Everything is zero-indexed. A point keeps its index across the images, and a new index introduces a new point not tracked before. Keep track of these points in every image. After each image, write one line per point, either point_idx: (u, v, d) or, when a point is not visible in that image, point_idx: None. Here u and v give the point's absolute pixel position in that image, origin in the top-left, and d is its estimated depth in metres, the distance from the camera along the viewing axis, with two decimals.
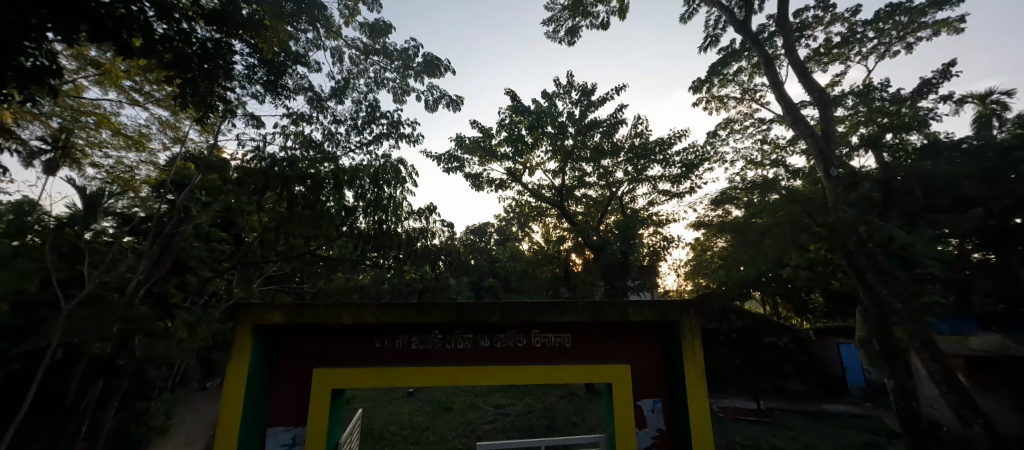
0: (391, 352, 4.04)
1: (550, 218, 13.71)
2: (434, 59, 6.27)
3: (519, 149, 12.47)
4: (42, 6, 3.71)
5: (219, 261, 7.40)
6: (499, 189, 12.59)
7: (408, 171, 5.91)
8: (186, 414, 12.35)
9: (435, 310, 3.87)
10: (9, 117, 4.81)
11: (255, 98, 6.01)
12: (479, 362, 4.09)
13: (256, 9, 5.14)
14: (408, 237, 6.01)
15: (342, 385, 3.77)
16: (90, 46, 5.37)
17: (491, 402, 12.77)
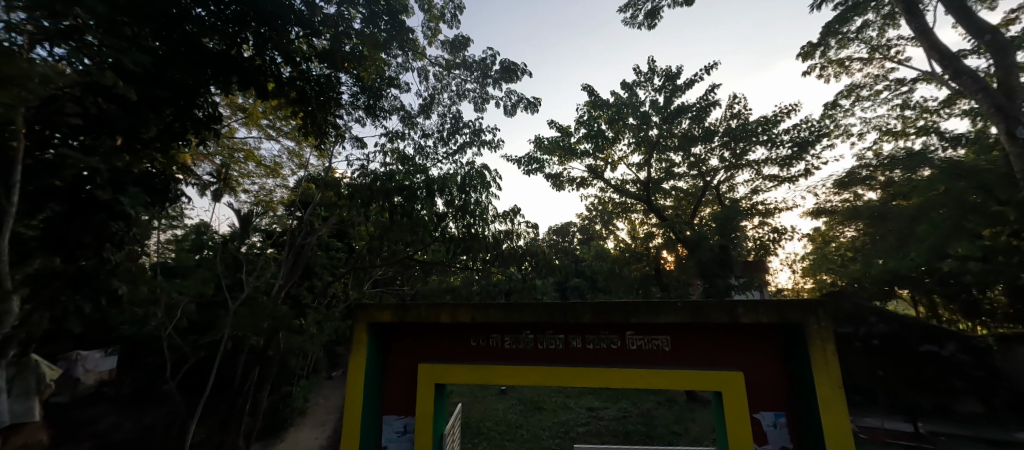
0: (487, 351, 4.25)
1: (636, 214, 13.32)
2: (511, 64, 6.46)
3: (599, 144, 12.24)
4: (208, 68, 4.98)
5: (336, 267, 8.35)
6: (582, 187, 12.50)
7: (491, 176, 6.13)
8: (315, 399, 14.10)
9: (525, 310, 4.02)
10: (190, 159, 6.10)
11: (359, 122, 6.73)
12: (574, 363, 4.13)
13: (356, 43, 5.86)
14: (495, 240, 6.21)
15: (444, 381, 4.06)
16: (238, 94, 6.46)
17: (582, 404, 12.75)
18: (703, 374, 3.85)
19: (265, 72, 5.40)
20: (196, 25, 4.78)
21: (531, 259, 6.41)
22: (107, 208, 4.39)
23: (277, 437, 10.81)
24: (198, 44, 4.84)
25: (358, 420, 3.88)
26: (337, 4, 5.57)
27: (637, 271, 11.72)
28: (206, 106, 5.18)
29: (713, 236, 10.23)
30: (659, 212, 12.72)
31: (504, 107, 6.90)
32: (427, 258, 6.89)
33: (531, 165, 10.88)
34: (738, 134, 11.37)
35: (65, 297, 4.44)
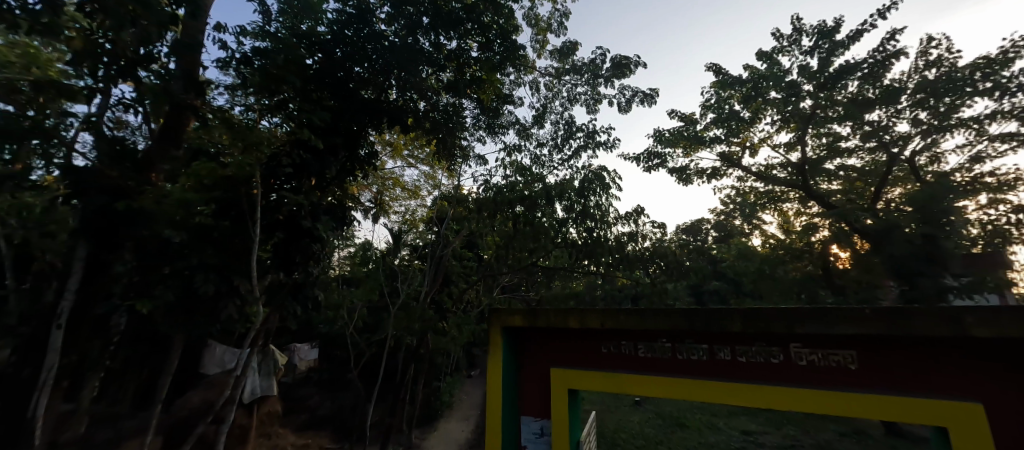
0: (620, 359, 3.57)
1: (790, 204, 11.80)
2: (621, 59, 6.36)
3: (736, 128, 11.20)
4: (363, 114, 5.93)
5: (470, 275, 9.08)
6: (713, 178, 11.51)
7: (610, 177, 6.11)
8: (460, 394, 15.44)
9: (664, 316, 3.26)
10: (355, 189, 7.27)
11: (480, 140, 7.25)
12: (725, 378, 3.10)
13: (475, 69, 6.43)
14: (619, 243, 6.10)
15: (577, 387, 3.59)
16: (385, 132, 7.57)
17: (735, 426, 11.64)
18: (919, 410, 2.47)
19: (405, 110, 6.35)
20: (357, 80, 5.94)
21: (657, 262, 6.16)
22: (308, 233, 5.60)
23: (431, 428, 12.12)
24: (355, 96, 5.90)
25: (499, 414, 3.81)
26: (456, 39, 6.16)
27: (797, 273, 9.96)
28: (367, 146, 6.37)
29: (909, 224, 8.06)
30: (821, 199, 10.80)
31: (617, 106, 6.81)
32: (550, 265, 7.00)
33: (652, 161, 10.32)
34: (934, 90, 8.98)
35: (288, 304, 5.75)
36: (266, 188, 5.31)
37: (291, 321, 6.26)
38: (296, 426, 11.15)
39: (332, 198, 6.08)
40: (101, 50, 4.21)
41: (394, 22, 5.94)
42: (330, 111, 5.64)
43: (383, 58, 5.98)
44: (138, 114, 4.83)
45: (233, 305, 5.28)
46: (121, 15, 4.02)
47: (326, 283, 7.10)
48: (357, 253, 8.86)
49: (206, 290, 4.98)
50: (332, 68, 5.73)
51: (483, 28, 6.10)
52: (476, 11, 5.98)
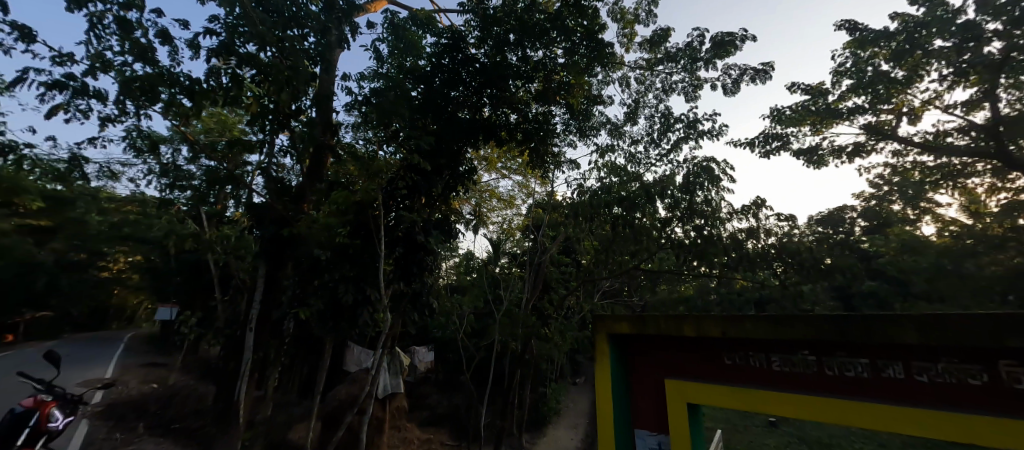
0: (748, 372, 3.01)
1: (978, 178, 8.98)
2: (723, 37, 5.89)
3: (884, 93, 8.77)
4: (462, 132, 6.30)
5: (569, 280, 9.04)
6: (858, 153, 10.03)
7: (721, 167, 5.65)
8: (567, 402, 15.38)
9: (802, 324, 2.63)
10: (457, 203, 7.68)
11: (570, 144, 7.21)
12: (890, 401, 2.40)
13: (562, 75, 6.43)
14: (737, 241, 5.51)
15: (697, 402, 3.16)
16: (480, 148, 7.93)
17: None
18: None
19: (498, 125, 6.58)
20: (454, 103, 6.29)
21: (784, 262, 5.36)
22: (422, 246, 6.13)
23: (541, 434, 12.19)
24: (454, 117, 6.27)
25: (610, 424, 3.56)
26: (541, 48, 6.23)
27: (998, 267, 7.52)
28: (466, 162, 6.67)
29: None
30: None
31: (722, 89, 6.31)
32: (654, 268, 6.60)
33: (772, 144, 9.23)
34: None
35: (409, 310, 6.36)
36: (386, 209, 5.98)
37: (410, 326, 6.87)
38: (418, 421, 12.13)
39: (438, 214, 6.52)
40: (267, 110, 5.14)
41: (484, 44, 6.35)
42: (433, 135, 6.18)
43: (474, 80, 6.34)
44: (292, 156, 5.80)
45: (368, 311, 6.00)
46: (280, 81, 4.83)
47: (438, 291, 7.66)
48: (462, 263, 9.44)
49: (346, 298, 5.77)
50: (434, 96, 6.22)
51: (567, 33, 6.03)
52: (559, 18, 5.96)
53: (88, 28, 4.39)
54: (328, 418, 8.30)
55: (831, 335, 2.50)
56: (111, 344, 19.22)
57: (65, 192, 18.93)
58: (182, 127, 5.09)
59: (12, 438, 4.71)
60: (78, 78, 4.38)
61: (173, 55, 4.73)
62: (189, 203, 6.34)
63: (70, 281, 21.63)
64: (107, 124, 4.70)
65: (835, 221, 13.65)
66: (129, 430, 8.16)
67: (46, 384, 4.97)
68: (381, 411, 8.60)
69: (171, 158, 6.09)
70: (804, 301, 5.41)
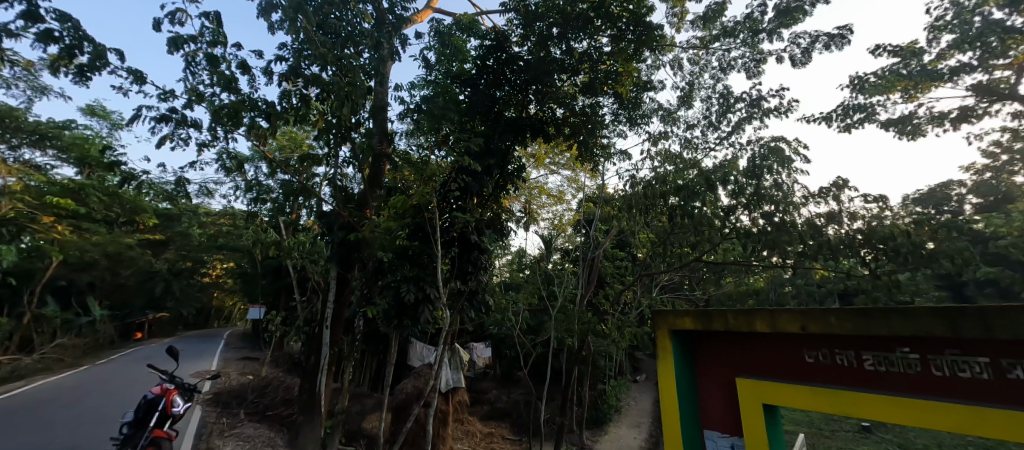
0: (833, 372, 2.76)
1: None
2: (788, 4, 5.44)
3: (998, 47, 7.74)
4: (513, 132, 6.39)
5: (627, 276, 8.94)
6: (957, 121, 8.98)
7: (793, 147, 5.22)
8: (631, 400, 15.05)
9: (898, 318, 2.36)
10: (510, 201, 7.73)
11: (621, 134, 7.02)
12: (1016, 406, 2.10)
13: (610, 65, 6.28)
14: (814, 227, 5.02)
15: (774, 403, 2.92)
16: (530, 145, 7.97)
17: None
18: None
19: (546, 121, 6.54)
20: (501, 103, 6.37)
21: (873, 249, 4.79)
22: (477, 245, 6.31)
23: (602, 431, 11.97)
24: (501, 117, 6.38)
25: (678, 423, 3.40)
26: (586, 39, 6.10)
27: None
28: (514, 161, 6.69)
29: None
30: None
31: (790, 61, 5.85)
32: (718, 259, 6.32)
33: (853, 117, 8.42)
34: None
35: (467, 306, 6.50)
36: (441, 211, 6.08)
37: (468, 323, 6.98)
38: (481, 415, 12.34)
39: (490, 213, 6.59)
40: (331, 125, 5.42)
41: (527, 41, 6.32)
42: (482, 135, 6.24)
43: (519, 78, 6.37)
44: (354, 166, 6.09)
45: (429, 309, 6.18)
46: (343, 98, 5.07)
47: (494, 288, 7.75)
48: (514, 260, 9.53)
49: (409, 297, 6.01)
50: (481, 98, 6.32)
51: (613, 21, 5.90)
52: (603, 6, 5.82)
53: (184, 65, 4.68)
54: (397, 409, 8.61)
55: (939, 332, 2.20)
56: (213, 340, 21.51)
57: (173, 208, 21.42)
58: (261, 147, 5.43)
59: (147, 420, 5.31)
60: (180, 111, 4.71)
61: (251, 82, 5.03)
62: (271, 214, 6.85)
63: (179, 286, 24.39)
64: (205, 149, 5.05)
65: (936, 199, 12.16)
66: (233, 415, 8.98)
67: (169, 374, 5.58)
68: (446, 404, 8.82)
69: (255, 174, 6.60)
70: (903, 292, 4.81)
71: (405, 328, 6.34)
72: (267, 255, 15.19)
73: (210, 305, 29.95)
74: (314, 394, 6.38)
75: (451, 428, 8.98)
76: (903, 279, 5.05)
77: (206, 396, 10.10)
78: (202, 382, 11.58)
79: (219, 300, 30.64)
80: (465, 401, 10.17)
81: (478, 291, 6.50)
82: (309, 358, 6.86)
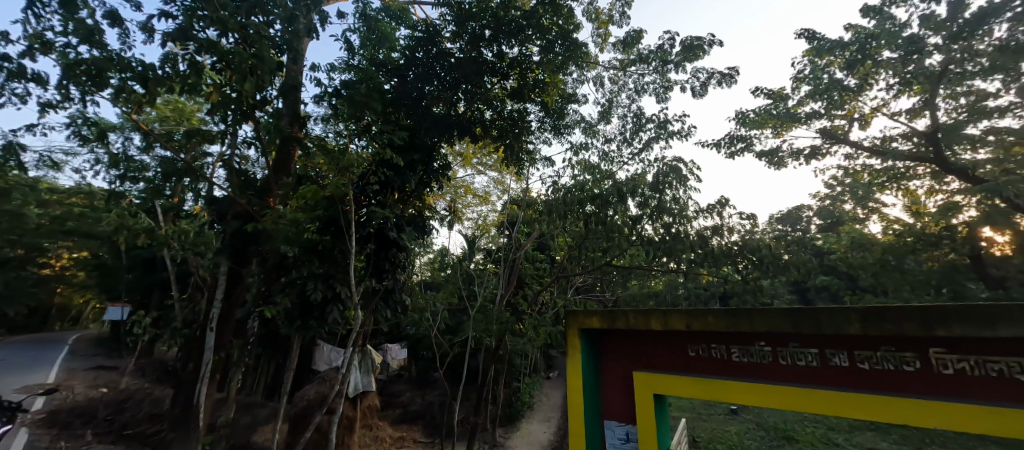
0: (708, 364, 3.18)
1: (916, 182, 9.77)
2: (692, 41, 6.05)
3: (838, 100, 9.26)
4: (441, 129, 6.37)
5: (546, 277, 9.35)
6: (810, 158, 10.58)
7: (689, 167, 5.78)
8: (541, 396, 15.59)
9: (759, 317, 2.84)
10: (433, 199, 7.65)
11: (546, 142, 7.28)
12: (837, 388, 2.62)
13: (538, 73, 6.53)
14: (702, 238, 5.62)
15: (663, 392, 3.26)
16: (456, 143, 7.96)
17: (853, 440, 10.03)
18: None
19: (474, 121, 6.58)
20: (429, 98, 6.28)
21: (747, 258, 5.51)
22: (394, 243, 6.10)
23: (513, 428, 12.30)
24: (428, 112, 6.30)
25: (581, 415, 3.62)
26: (517, 45, 6.25)
27: (933, 263, 7.91)
28: (440, 158, 6.67)
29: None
30: (964, 173, 8.64)
31: (691, 91, 6.49)
32: (625, 264, 6.84)
33: (736, 146, 9.55)
34: None
35: (380, 308, 6.27)
36: (357, 205, 5.83)
37: (381, 323, 6.77)
38: (392, 419, 12.01)
39: (412, 210, 6.47)
40: (229, 100, 4.97)
41: (459, 39, 6.28)
42: (407, 129, 6.14)
43: (449, 74, 6.33)
44: (257, 147, 5.66)
45: (338, 309, 5.87)
46: (245, 69, 4.65)
47: (412, 287, 7.61)
48: (435, 259, 9.39)
49: (317, 296, 5.63)
50: (406, 90, 6.20)
51: (543, 31, 6.12)
52: (534, 16, 6.04)
53: (23, 6, 4.08)
54: (295, 419, 8.06)
55: (789, 328, 2.70)
56: (53, 347, 18.05)
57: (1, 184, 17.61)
58: (135, 115, 4.87)
59: None
60: (15, 60, 4.08)
61: (123, 38, 4.50)
62: (143, 195, 6.13)
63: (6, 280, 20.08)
64: (47, 110, 4.44)
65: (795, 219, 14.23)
66: (76, 438, 7.78)
67: None
68: (352, 410, 8.43)
69: (124, 147, 5.83)
70: (766, 295, 5.63)
71: (309, 330, 5.94)
72: (134, 245, 13.22)
73: (52, 303, 25.08)
74: (191, 407, 5.72)
75: (357, 435, 8.63)
76: (767, 285, 5.88)
77: (38, 416, 8.60)
78: (34, 398, 9.74)
79: (66, 298, 25.86)
80: (376, 405, 9.89)
81: (392, 290, 6.27)
82: (189, 365, 6.17)
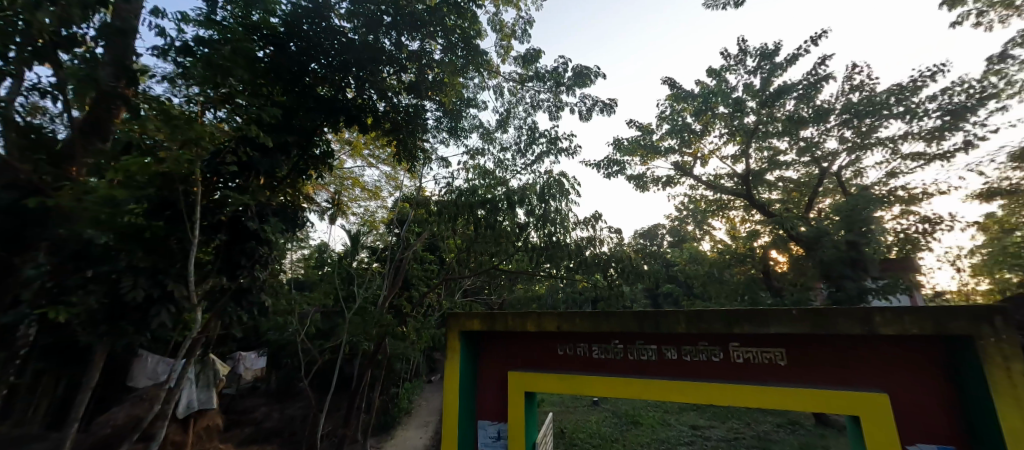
0: (574, 361, 3.76)
1: (735, 211, 11.86)
2: (582, 69, 6.52)
3: (688, 139, 10.76)
4: (322, 112, 5.90)
5: (433, 277, 9.23)
6: (667, 185, 12.05)
7: (571, 182, 6.19)
8: (421, 401, 15.32)
9: (618, 319, 3.57)
10: (310, 189, 7.07)
11: (443, 143, 7.23)
12: (669, 375, 3.48)
13: (437, 72, 6.45)
14: (579, 247, 6.08)
15: (534, 389, 3.64)
16: (345, 130, 7.46)
17: (684, 421, 11.45)
18: (836, 393, 3.02)
19: (364, 109, 6.28)
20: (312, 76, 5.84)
21: (616, 265, 6.08)
22: (254, 235, 5.40)
23: (387, 437, 11.84)
24: (309, 92, 5.84)
25: (455, 417, 3.73)
26: (419, 40, 6.11)
27: (740, 275, 9.73)
28: (322, 144, 6.22)
29: (837, 231, 8.07)
30: (763, 208, 10.80)
31: (578, 113, 6.98)
32: (511, 267, 7.04)
33: (612, 169, 10.53)
34: (857, 111, 9.29)
35: (230, 310, 5.50)
36: (208, 186, 5.09)
37: (231, 327, 5.95)
38: (242, 438, 10.65)
39: (284, 198, 5.88)
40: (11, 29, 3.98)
41: (354, 19, 5.71)
42: (282, 107, 5.58)
43: (338, 54, 5.92)
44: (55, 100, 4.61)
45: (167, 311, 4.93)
46: None
47: (276, 287, 6.88)
48: (311, 256, 8.66)
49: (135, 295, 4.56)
50: (284, 63, 5.64)
51: (446, 31, 6.07)
52: (438, 13, 5.86)
53: None
54: None
55: (638, 326, 3.51)
56: None
57: None
58: None
59: None
60: None
61: None
62: None
63: None
64: None
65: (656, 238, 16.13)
66: None
67: None
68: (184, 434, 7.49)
69: None
70: (628, 300, 6.30)
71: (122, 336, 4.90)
72: None
73: None
74: None
75: None
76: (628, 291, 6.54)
77: None
78: None
79: None
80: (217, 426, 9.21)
81: (245, 290, 5.51)
82: None
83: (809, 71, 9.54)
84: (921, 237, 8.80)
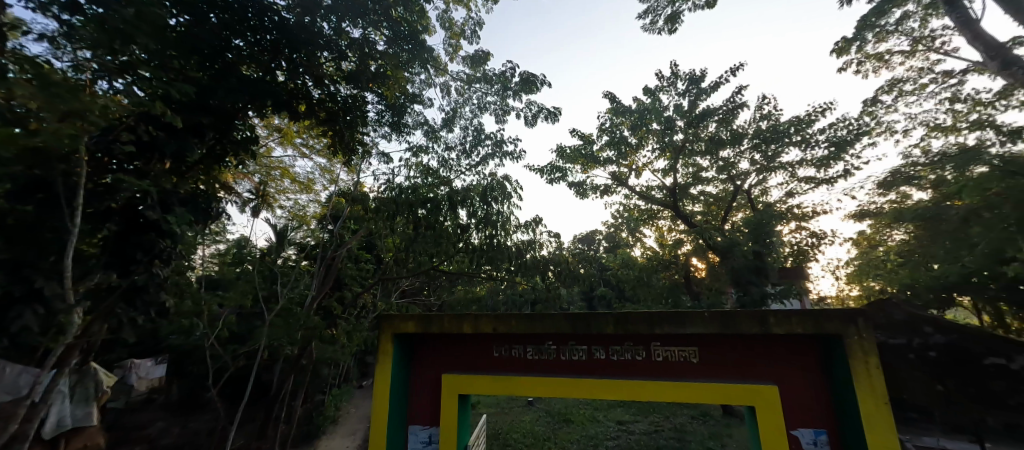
0: (507, 362, 3.76)
1: (662, 221, 12.61)
2: (529, 75, 6.59)
3: (624, 152, 11.24)
4: (247, 95, 5.44)
5: (367, 277, 8.88)
6: (604, 194, 12.50)
7: (513, 187, 6.21)
8: (350, 407, 14.66)
9: (550, 322, 3.58)
10: (230, 177, 6.51)
11: (384, 137, 6.96)
12: (596, 374, 3.59)
13: (381, 63, 6.22)
14: (518, 250, 6.10)
15: (468, 392, 3.62)
16: (275, 116, 6.96)
17: (612, 417, 11.87)
18: (739, 388, 3.32)
19: (295, 95, 5.95)
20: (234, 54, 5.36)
21: (554, 266, 6.21)
22: (156, 227, 4.84)
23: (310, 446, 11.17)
24: (235, 73, 5.38)
25: (384, 425, 3.57)
26: (362, 28, 5.85)
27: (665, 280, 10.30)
28: (244, 128, 5.76)
29: (747, 242, 8.76)
30: (686, 218, 11.55)
31: (524, 118, 7.05)
32: (451, 269, 6.92)
33: (554, 175, 10.73)
34: (762, 138, 10.28)
35: (121, 311, 4.87)
36: (97, 168, 4.48)
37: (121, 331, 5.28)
38: None
39: (197, 185, 5.37)
40: None
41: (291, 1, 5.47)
42: (199, 86, 5.08)
43: (271, 32, 5.51)
44: None
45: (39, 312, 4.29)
46: None
47: (184, 284, 6.24)
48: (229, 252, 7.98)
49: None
50: (201, 32, 5.06)
51: (392, 22, 5.85)
52: (384, 4, 5.69)
53: None
54: None
55: (569, 329, 3.53)
56: None
57: None
58: None
59: None
60: None
61: None
62: None
63: None
64: None
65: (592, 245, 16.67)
66: None
67: None
68: None
69: None
70: (562, 302, 6.44)
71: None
72: None
73: None
74: None
75: None
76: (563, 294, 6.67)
77: None
78: None
79: None
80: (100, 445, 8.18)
81: (142, 288, 4.93)
82: None
83: (728, 98, 10.38)
84: (808, 250, 9.87)
